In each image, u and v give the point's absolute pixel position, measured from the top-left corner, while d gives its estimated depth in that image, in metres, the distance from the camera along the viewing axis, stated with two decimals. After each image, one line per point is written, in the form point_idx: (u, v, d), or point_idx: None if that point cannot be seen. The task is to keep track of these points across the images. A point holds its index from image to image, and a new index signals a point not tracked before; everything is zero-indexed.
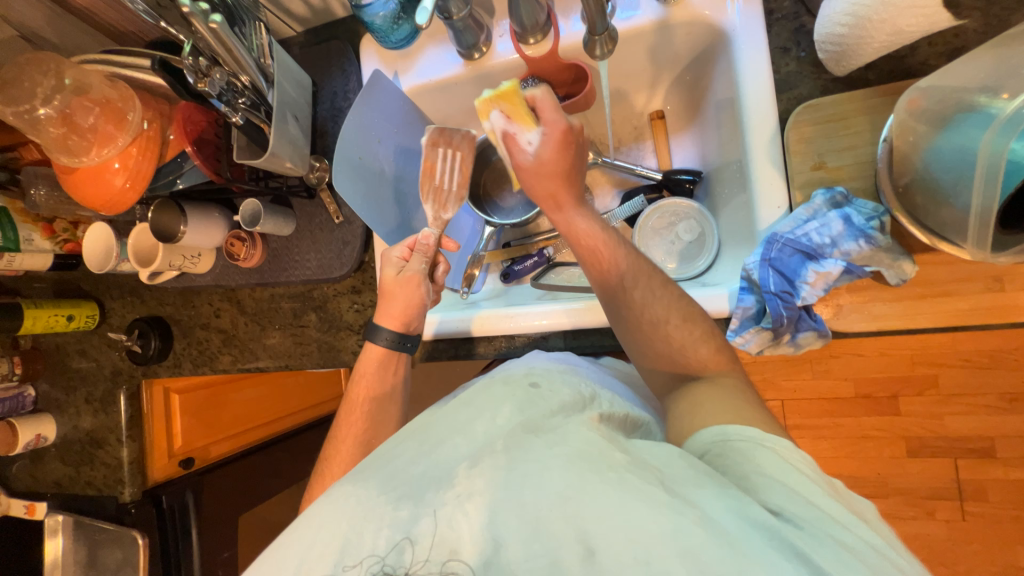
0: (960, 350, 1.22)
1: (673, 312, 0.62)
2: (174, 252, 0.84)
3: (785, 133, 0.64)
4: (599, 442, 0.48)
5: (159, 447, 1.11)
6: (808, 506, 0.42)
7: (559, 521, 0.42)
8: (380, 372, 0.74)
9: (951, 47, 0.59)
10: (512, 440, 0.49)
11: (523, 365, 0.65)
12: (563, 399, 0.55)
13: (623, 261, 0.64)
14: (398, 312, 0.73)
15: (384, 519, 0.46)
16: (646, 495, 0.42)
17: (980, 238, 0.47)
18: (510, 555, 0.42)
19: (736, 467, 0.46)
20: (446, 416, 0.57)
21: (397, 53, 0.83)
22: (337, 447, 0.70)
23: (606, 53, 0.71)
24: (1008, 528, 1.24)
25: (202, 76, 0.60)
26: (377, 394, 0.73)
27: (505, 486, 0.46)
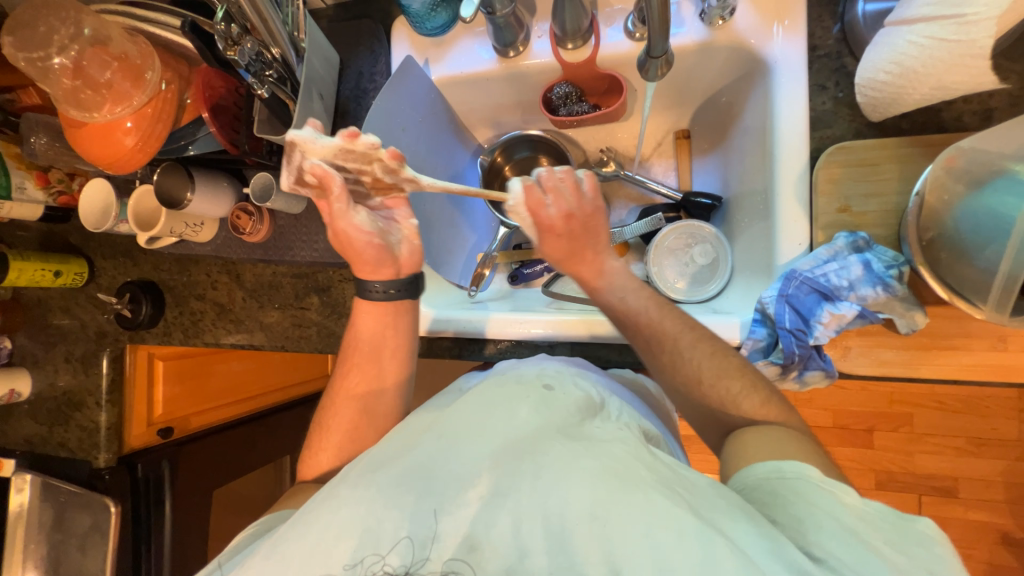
0: (938, 393, 1.26)
1: (704, 369, 0.59)
2: (177, 218, 0.81)
3: (814, 171, 0.64)
4: (625, 455, 0.48)
5: (139, 414, 1.08)
6: (863, 554, 0.40)
7: (583, 536, 0.43)
8: (377, 328, 0.70)
9: (985, 106, 0.60)
10: (535, 444, 0.50)
11: (534, 366, 0.64)
12: (578, 402, 0.55)
13: (645, 308, 0.64)
14: (357, 258, 0.68)
15: (402, 510, 0.47)
16: (672, 520, 0.42)
17: (1000, 301, 0.48)
18: (535, 563, 0.43)
19: (786, 508, 0.44)
20: (460, 411, 0.55)
21: (430, 41, 0.81)
22: (337, 400, 0.70)
23: (660, 75, 0.68)
24: (963, 566, 1.28)
25: (232, 45, 0.57)
26: (373, 344, 0.70)
27: (528, 492, 0.46)
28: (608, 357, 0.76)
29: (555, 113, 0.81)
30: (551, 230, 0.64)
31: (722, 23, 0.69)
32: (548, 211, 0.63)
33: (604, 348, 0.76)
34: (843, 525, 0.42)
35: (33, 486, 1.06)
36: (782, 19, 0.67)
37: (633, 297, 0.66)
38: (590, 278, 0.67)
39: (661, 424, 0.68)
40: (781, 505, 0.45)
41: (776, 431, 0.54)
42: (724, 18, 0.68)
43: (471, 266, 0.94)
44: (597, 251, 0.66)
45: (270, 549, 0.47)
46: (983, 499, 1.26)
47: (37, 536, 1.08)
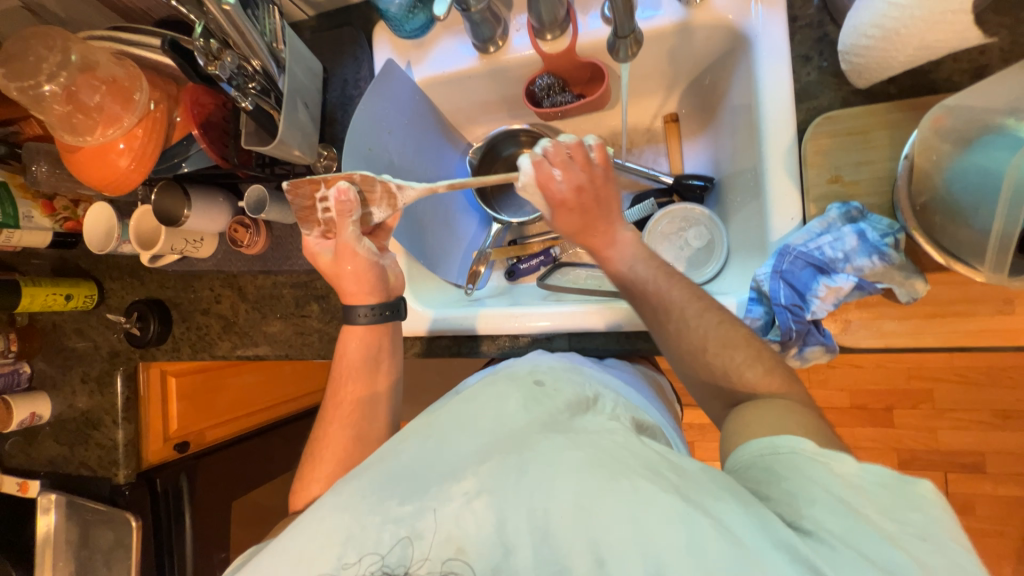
0: (958, 366, 1.23)
1: (710, 338, 0.57)
2: (177, 236, 0.83)
3: (802, 144, 0.63)
4: (610, 446, 0.48)
5: (154, 430, 1.11)
6: (854, 524, 0.38)
7: (569, 527, 0.43)
8: (365, 348, 0.71)
9: (976, 64, 0.58)
10: (522, 439, 0.50)
11: (528, 363, 0.65)
12: (568, 400, 0.56)
13: (652, 276, 0.64)
14: (354, 285, 0.71)
15: (389, 511, 0.47)
16: (656, 505, 0.41)
17: (998, 262, 0.47)
18: (519, 557, 0.43)
19: (780, 482, 0.43)
20: (451, 412, 0.57)
21: (411, 43, 0.81)
22: (327, 430, 0.68)
23: (630, 57, 0.68)
24: (997, 543, 1.24)
25: (213, 59, 0.59)
26: (364, 366, 0.71)
27: (513, 487, 0.46)
28: (605, 346, 0.76)
29: (539, 105, 0.81)
30: (563, 206, 0.67)
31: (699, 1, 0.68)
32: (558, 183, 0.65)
33: (602, 337, 0.76)
34: (836, 495, 0.40)
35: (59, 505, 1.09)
36: None
37: (642, 266, 0.66)
38: (604, 250, 0.68)
39: (659, 411, 0.69)
40: (776, 483, 0.43)
41: (777, 405, 0.50)
42: None
43: (467, 263, 0.94)
44: (608, 225, 0.68)
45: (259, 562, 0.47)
46: (1013, 473, 1.22)
47: (66, 554, 1.11)
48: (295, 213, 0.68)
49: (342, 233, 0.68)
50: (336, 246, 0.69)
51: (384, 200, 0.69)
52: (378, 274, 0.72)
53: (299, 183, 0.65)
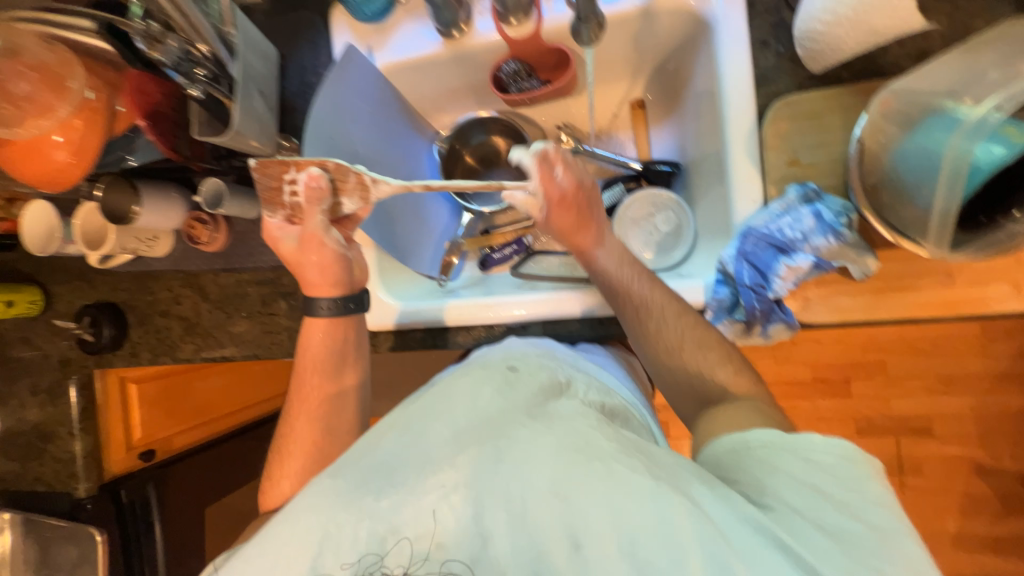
0: (907, 336, 1.31)
1: (686, 337, 0.62)
2: (127, 234, 0.79)
3: (763, 128, 0.65)
4: (586, 431, 0.48)
5: (115, 438, 1.05)
6: (815, 502, 0.43)
7: (546, 514, 0.44)
8: (326, 341, 0.69)
9: (919, 49, 0.61)
10: (498, 428, 0.50)
11: (500, 349, 0.65)
12: (541, 384, 0.56)
13: (634, 279, 0.65)
14: (320, 278, 0.69)
15: (363, 510, 0.46)
16: (631, 488, 0.43)
17: (940, 236, 0.50)
18: (498, 546, 0.44)
19: (752, 467, 0.48)
20: (424, 405, 0.55)
21: (371, 27, 0.78)
22: (293, 423, 0.66)
23: (593, 41, 0.69)
24: (943, 499, 1.35)
25: (154, 43, 0.56)
26: (328, 357, 0.68)
27: (490, 477, 0.46)
28: (580, 331, 0.76)
29: (506, 92, 0.80)
30: (560, 202, 0.65)
31: None
32: (559, 187, 0.65)
33: (575, 323, 0.76)
34: (800, 477, 0.45)
35: (14, 524, 1.02)
36: None
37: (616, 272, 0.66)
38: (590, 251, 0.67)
39: (636, 393, 0.70)
40: (749, 466, 0.48)
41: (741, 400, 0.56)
42: None
43: (440, 254, 0.92)
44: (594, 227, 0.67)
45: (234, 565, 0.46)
46: (956, 433, 1.32)
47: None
48: (261, 193, 0.66)
49: (310, 220, 0.65)
50: (302, 233, 0.66)
51: (356, 192, 0.66)
52: (334, 274, 0.69)
53: (270, 163, 0.63)
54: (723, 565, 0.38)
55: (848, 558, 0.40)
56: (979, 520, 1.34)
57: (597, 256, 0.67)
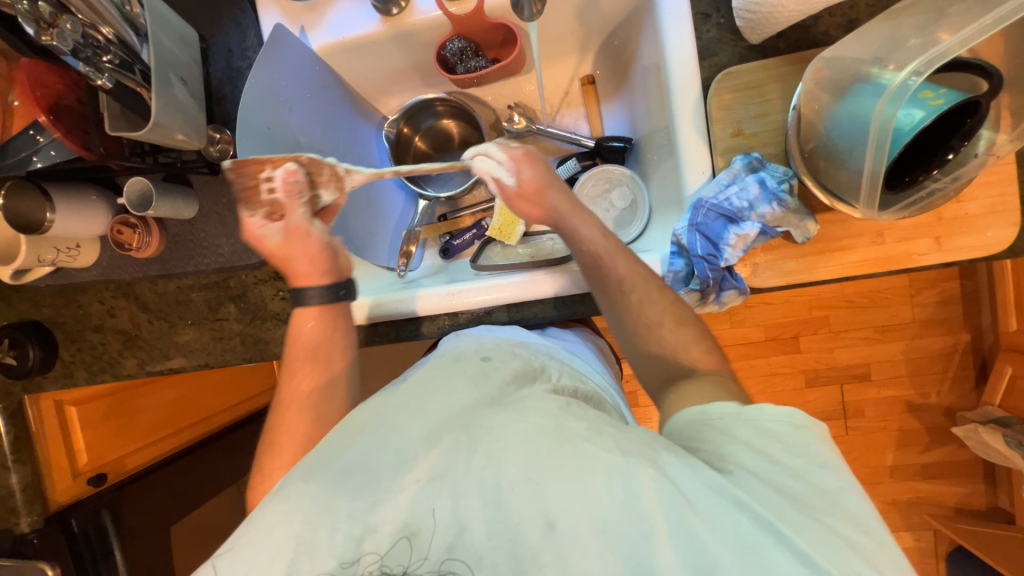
0: (846, 292, 1.41)
1: (666, 314, 0.61)
2: (42, 244, 0.71)
3: (708, 101, 0.66)
4: (557, 413, 0.49)
5: (60, 466, 0.99)
6: (769, 465, 0.43)
7: (521, 497, 0.44)
8: (311, 328, 0.65)
9: (847, 18, 0.64)
10: (471, 418, 0.50)
11: (473, 340, 0.65)
12: (514, 371, 0.57)
13: (607, 248, 0.64)
14: (307, 269, 0.66)
15: (338, 511, 0.45)
16: (602, 465, 0.43)
17: (869, 198, 0.53)
18: (474, 535, 0.43)
19: (709, 435, 0.47)
20: (397, 400, 0.54)
21: (301, 5, 0.73)
22: (283, 422, 0.60)
23: (535, 15, 0.71)
24: (881, 436, 1.49)
25: (46, 28, 0.50)
26: (314, 344, 0.65)
27: (462, 467, 0.46)
28: (544, 313, 0.77)
29: (453, 72, 0.78)
30: (519, 161, 0.69)
31: None
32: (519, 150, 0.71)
33: (540, 305, 0.77)
34: (756, 444, 0.45)
35: None
36: None
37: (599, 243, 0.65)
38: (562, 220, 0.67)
39: (603, 372, 0.72)
40: (706, 435, 0.47)
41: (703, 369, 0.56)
42: None
43: (398, 244, 0.90)
44: (566, 192, 0.69)
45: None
46: (890, 377, 1.45)
47: None
48: (237, 194, 0.64)
49: (293, 213, 0.65)
50: (287, 227, 0.65)
51: (333, 182, 0.67)
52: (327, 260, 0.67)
53: (245, 161, 0.62)
54: (688, 531, 0.40)
55: (806, 514, 0.41)
56: (912, 452, 1.49)
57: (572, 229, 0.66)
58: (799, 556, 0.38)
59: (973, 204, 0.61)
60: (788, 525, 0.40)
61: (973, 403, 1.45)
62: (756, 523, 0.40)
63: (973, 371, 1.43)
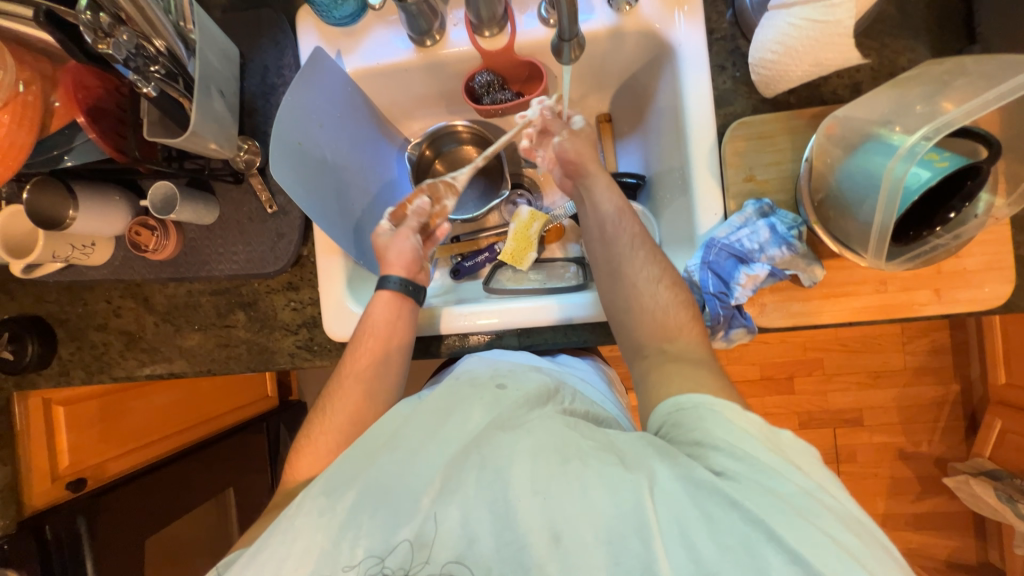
0: (841, 336, 1.44)
1: (665, 291, 0.65)
2: (60, 240, 0.72)
3: (722, 146, 0.70)
4: (565, 434, 0.50)
5: (39, 469, 0.96)
6: (752, 462, 0.44)
7: (529, 512, 0.45)
8: (388, 316, 0.71)
9: (854, 80, 0.68)
10: (483, 437, 0.51)
11: (488, 364, 0.64)
12: (527, 393, 0.57)
13: (622, 224, 0.70)
14: (393, 261, 0.75)
15: (360, 527, 0.47)
16: (606, 482, 0.45)
17: (879, 248, 0.55)
18: (484, 546, 0.45)
19: (691, 432, 0.49)
20: (412, 418, 0.55)
21: (340, 31, 0.77)
22: (337, 395, 0.67)
23: (574, 60, 0.65)
24: (873, 483, 1.49)
25: (104, 37, 0.51)
26: (382, 334, 0.70)
27: (472, 481, 0.48)
28: (553, 339, 0.78)
29: (479, 102, 0.80)
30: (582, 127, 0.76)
31: (628, 9, 0.72)
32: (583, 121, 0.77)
33: (550, 331, 0.78)
34: (737, 443, 0.46)
35: None
36: (682, 6, 0.71)
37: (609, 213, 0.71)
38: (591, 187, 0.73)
39: (614, 403, 0.73)
40: (687, 431, 0.50)
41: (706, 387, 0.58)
42: (630, 4, 0.72)
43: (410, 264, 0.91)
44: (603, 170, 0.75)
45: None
46: (883, 423, 1.47)
47: None
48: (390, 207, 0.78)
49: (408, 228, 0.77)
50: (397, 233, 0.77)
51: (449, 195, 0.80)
52: (415, 262, 0.76)
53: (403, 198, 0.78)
54: (685, 539, 0.41)
55: (795, 509, 0.41)
56: (903, 501, 1.49)
57: (598, 194, 0.73)
58: (791, 556, 0.39)
59: (970, 260, 0.64)
60: (778, 524, 0.40)
61: (963, 455, 1.46)
62: (746, 522, 0.41)
63: (963, 422, 1.45)
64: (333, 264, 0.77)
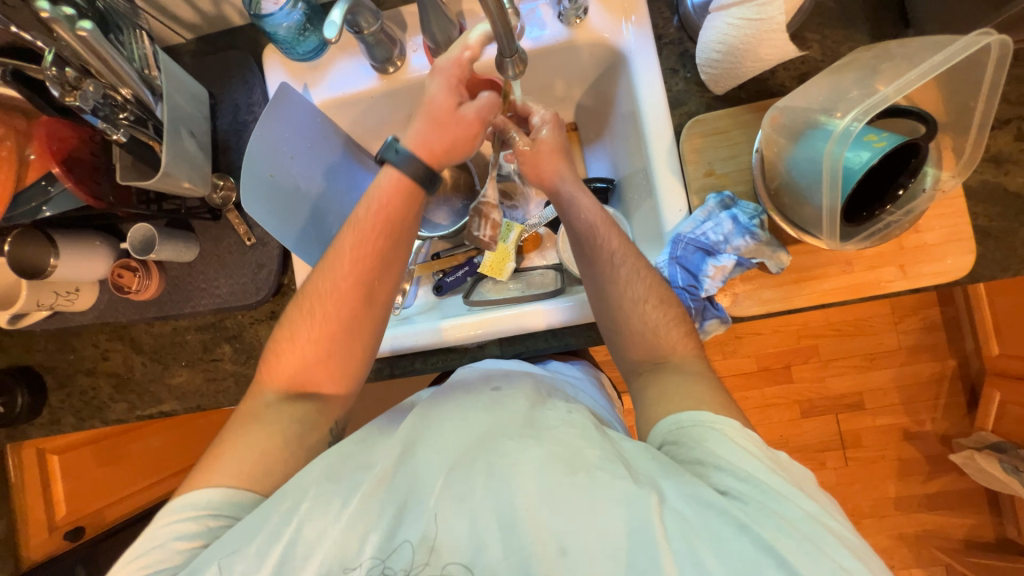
0: (832, 321, 1.45)
1: (651, 293, 0.65)
2: (42, 289, 0.73)
3: (680, 144, 0.72)
4: (573, 442, 0.51)
5: (37, 519, 0.96)
6: (758, 487, 0.46)
7: (536, 523, 0.45)
8: (391, 203, 0.65)
9: (800, 72, 0.71)
10: (488, 443, 0.51)
11: (478, 368, 0.68)
12: (527, 394, 0.59)
13: (598, 225, 0.68)
14: (444, 130, 0.64)
15: (367, 526, 0.48)
16: (615, 493, 0.46)
17: (832, 229, 0.57)
18: (491, 556, 0.45)
19: (697, 446, 0.51)
20: (420, 424, 0.56)
21: (306, 65, 0.79)
22: (326, 290, 0.64)
23: (521, 75, 0.62)
24: (881, 466, 1.48)
25: (70, 89, 0.54)
26: (385, 223, 0.65)
27: (480, 491, 0.48)
28: (535, 346, 0.79)
29: None
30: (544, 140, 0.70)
31: (579, 22, 0.75)
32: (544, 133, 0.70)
33: (531, 338, 0.79)
34: (743, 467, 0.48)
35: None
36: (629, 16, 0.74)
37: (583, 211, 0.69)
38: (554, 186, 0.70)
39: (603, 402, 0.74)
40: (692, 444, 0.51)
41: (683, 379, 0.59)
42: (579, 18, 0.75)
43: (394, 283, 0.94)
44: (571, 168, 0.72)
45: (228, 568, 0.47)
46: (883, 405, 1.46)
47: None
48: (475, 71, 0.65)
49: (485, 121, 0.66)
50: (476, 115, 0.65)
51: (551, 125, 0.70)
52: (454, 142, 0.65)
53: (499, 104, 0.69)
54: (693, 556, 0.42)
55: (801, 535, 0.42)
56: (913, 483, 1.47)
57: (572, 193, 0.70)
58: None
59: (931, 234, 0.66)
60: (787, 549, 0.41)
61: (967, 430, 1.45)
62: (755, 545, 0.42)
63: (963, 397, 1.45)
64: None
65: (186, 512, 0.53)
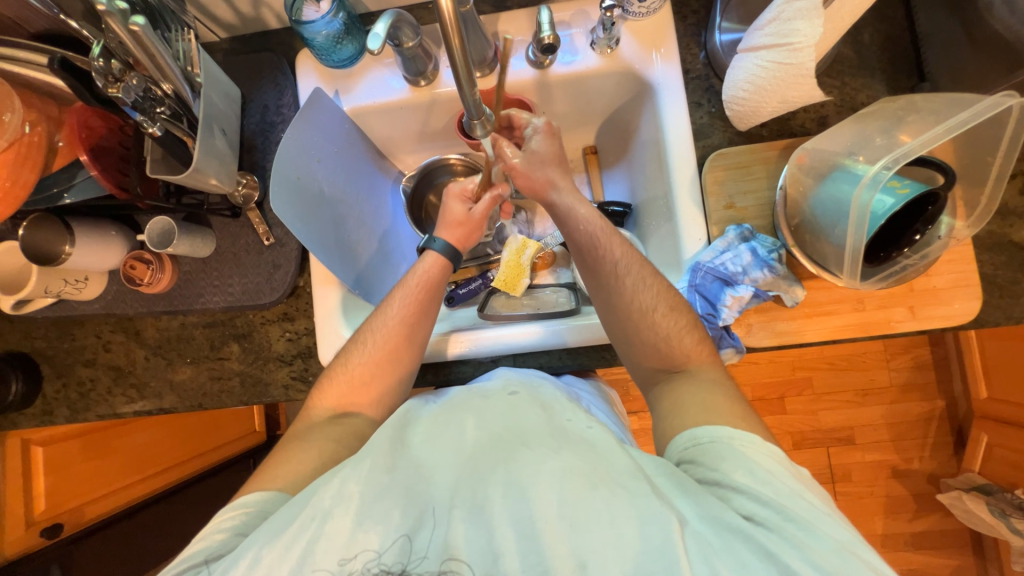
0: (826, 355, 1.47)
1: (658, 302, 0.66)
2: (52, 276, 0.71)
3: (703, 175, 0.74)
4: (590, 453, 0.51)
5: (14, 513, 0.92)
6: (782, 513, 0.46)
7: (555, 534, 0.45)
8: (436, 271, 0.74)
9: (819, 115, 0.74)
10: (504, 450, 0.52)
11: (498, 378, 0.66)
12: (543, 401, 0.59)
13: (598, 233, 0.70)
14: (459, 230, 0.77)
15: (382, 529, 0.47)
16: (634, 506, 0.45)
17: (853, 270, 0.59)
18: (508, 565, 0.44)
19: (716, 465, 0.51)
20: (436, 430, 0.57)
21: (338, 72, 0.80)
22: (377, 341, 0.68)
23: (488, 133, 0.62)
24: (870, 502, 1.49)
25: (114, 81, 0.54)
26: (433, 283, 0.73)
27: (498, 498, 0.48)
28: (548, 363, 0.79)
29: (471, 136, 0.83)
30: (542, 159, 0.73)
31: (610, 51, 0.77)
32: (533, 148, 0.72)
33: (544, 355, 0.79)
34: (761, 492, 0.48)
35: None
36: (659, 48, 0.77)
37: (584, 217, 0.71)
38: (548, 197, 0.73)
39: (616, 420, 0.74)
40: (709, 459, 0.52)
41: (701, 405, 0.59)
42: (611, 47, 0.77)
43: None
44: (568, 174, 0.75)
45: (253, 557, 0.46)
46: (875, 441, 1.48)
47: None
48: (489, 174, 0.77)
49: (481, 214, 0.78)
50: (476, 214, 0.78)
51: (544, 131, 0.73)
52: (470, 235, 0.78)
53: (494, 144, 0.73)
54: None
55: (826, 566, 0.43)
56: (901, 520, 1.49)
57: (569, 203, 0.72)
58: None
59: (940, 278, 0.68)
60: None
61: (954, 471, 1.47)
62: (781, 575, 0.42)
63: (951, 437, 1.47)
64: (330, 294, 0.78)
65: (232, 508, 0.54)
